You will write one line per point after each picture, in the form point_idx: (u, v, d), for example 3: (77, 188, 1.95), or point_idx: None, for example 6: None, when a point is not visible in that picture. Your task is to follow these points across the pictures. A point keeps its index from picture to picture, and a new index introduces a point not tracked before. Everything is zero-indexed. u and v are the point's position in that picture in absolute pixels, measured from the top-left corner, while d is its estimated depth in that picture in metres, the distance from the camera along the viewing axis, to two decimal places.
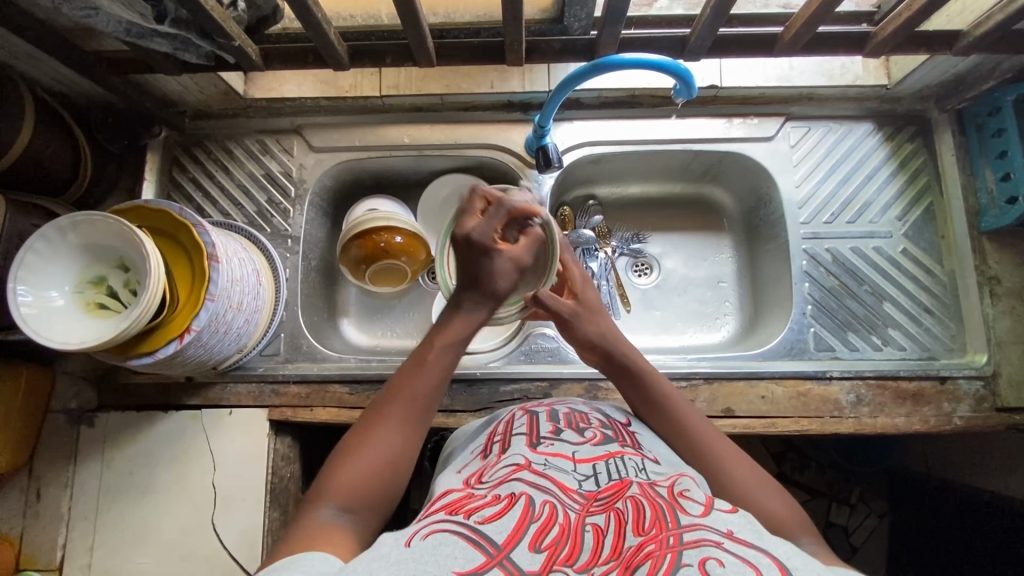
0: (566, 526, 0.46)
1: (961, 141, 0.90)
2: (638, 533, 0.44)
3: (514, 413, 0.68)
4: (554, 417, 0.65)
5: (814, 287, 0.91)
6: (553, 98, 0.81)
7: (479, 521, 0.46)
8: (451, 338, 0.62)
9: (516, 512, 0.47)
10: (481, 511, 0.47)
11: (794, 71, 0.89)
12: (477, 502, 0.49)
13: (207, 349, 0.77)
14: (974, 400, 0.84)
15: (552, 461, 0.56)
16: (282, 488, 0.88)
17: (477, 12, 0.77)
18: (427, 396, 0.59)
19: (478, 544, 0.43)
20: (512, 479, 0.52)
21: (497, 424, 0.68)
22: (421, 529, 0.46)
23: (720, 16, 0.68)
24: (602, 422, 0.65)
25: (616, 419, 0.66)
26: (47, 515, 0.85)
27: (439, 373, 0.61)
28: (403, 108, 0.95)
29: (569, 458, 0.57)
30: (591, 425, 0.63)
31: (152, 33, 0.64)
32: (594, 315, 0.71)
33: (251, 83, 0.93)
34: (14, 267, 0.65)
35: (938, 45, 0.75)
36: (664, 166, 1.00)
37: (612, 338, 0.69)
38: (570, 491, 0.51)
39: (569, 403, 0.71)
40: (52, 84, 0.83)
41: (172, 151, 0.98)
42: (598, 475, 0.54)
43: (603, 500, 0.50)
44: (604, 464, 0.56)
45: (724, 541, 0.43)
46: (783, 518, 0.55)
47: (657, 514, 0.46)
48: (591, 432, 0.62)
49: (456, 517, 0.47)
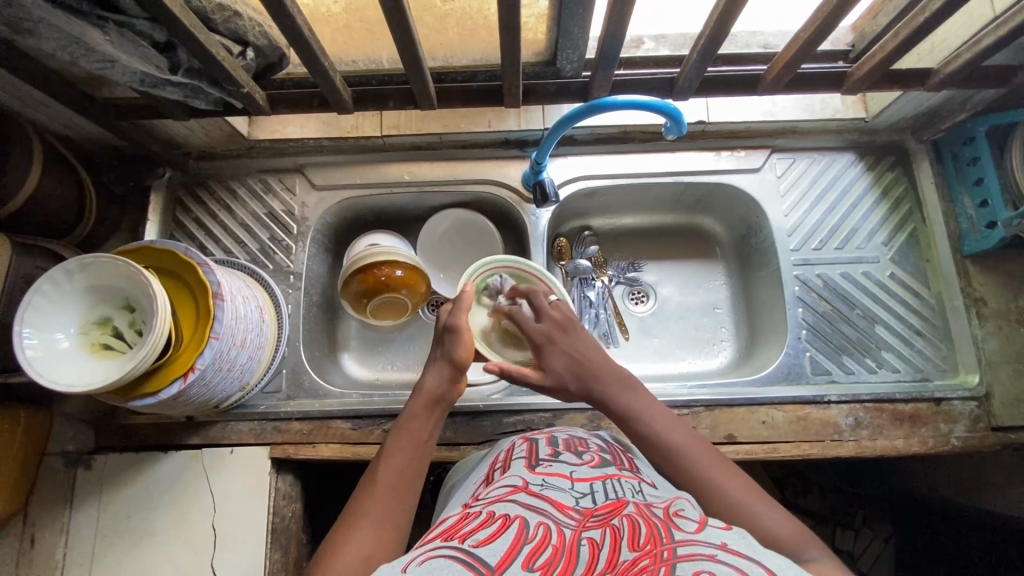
0: (560, 546, 0.46)
1: (938, 169, 0.95)
2: (632, 547, 0.44)
3: (515, 441, 0.70)
4: (553, 442, 0.67)
5: (807, 312, 0.93)
6: (549, 136, 0.84)
7: (474, 544, 0.46)
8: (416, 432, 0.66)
9: (509, 536, 0.47)
10: (475, 535, 0.48)
11: (777, 107, 0.94)
12: (472, 525, 0.50)
13: (210, 388, 0.78)
14: (969, 420, 0.85)
15: (549, 481, 0.57)
16: (283, 528, 0.86)
17: (474, 56, 0.81)
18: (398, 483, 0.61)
19: (472, 566, 0.43)
20: (509, 500, 0.53)
21: (498, 454, 0.69)
22: (418, 556, 0.46)
23: (706, 60, 0.72)
24: (601, 446, 0.67)
25: (615, 444, 0.68)
26: (41, 562, 0.83)
27: (407, 466, 0.62)
28: (403, 147, 0.98)
29: (567, 477, 0.58)
30: (589, 449, 0.65)
31: (165, 83, 0.67)
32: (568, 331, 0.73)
33: (255, 126, 0.96)
34: (22, 311, 0.65)
35: (912, 81, 0.79)
36: (656, 198, 1.03)
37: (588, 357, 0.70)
38: (567, 508, 0.51)
39: (569, 429, 0.72)
40: (59, 129, 0.85)
41: (175, 191, 0.99)
42: (595, 493, 0.54)
43: (599, 516, 0.50)
44: (601, 483, 0.56)
45: (717, 553, 0.43)
46: (783, 522, 0.54)
47: (652, 531, 0.46)
48: (589, 454, 0.63)
49: (451, 543, 0.47)
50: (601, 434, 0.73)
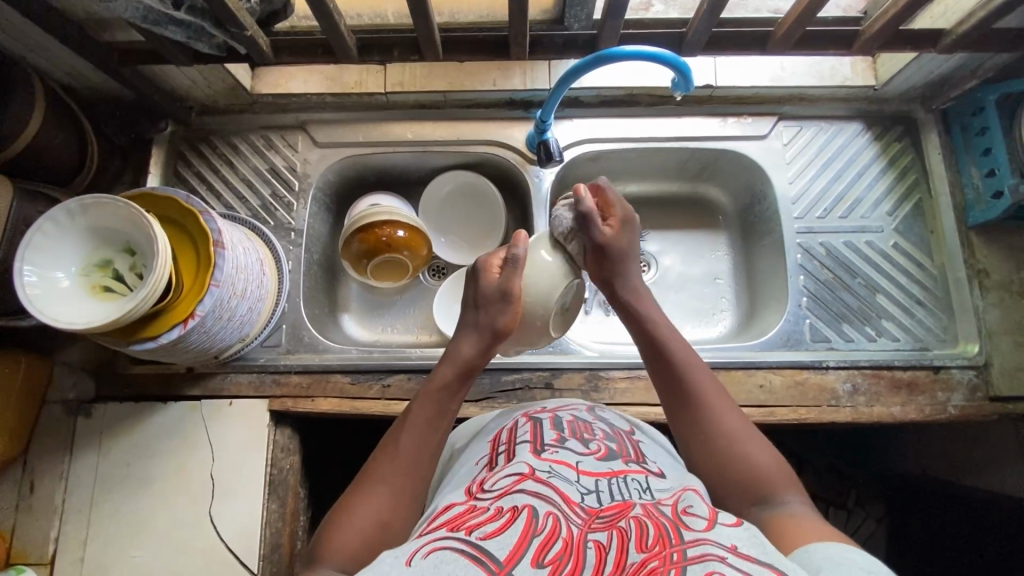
0: (569, 541, 0.46)
1: (945, 139, 0.94)
2: (641, 549, 0.44)
3: (517, 420, 0.67)
4: (557, 425, 0.64)
5: (808, 279, 0.92)
6: (553, 94, 0.82)
7: (481, 536, 0.46)
8: (440, 386, 0.65)
9: (519, 526, 0.47)
10: (482, 526, 0.47)
11: (786, 72, 0.93)
12: (477, 517, 0.49)
13: (210, 336, 0.78)
14: (967, 389, 0.85)
15: (555, 470, 0.55)
16: (281, 480, 0.87)
17: (481, 12, 0.81)
18: (418, 448, 0.61)
19: (480, 561, 0.44)
20: (516, 491, 0.51)
21: (499, 432, 0.67)
22: (422, 547, 0.46)
23: (716, 12, 0.71)
24: (606, 433, 0.64)
25: (620, 430, 0.66)
26: (41, 507, 0.84)
27: (425, 428, 0.63)
28: (407, 105, 0.98)
29: (572, 468, 0.56)
30: (595, 437, 0.63)
31: (168, 20, 0.65)
32: (628, 228, 0.73)
33: (258, 79, 0.95)
34: (22, 249, 0.65)
35: (924, 43, 0.78)
36: (661, 165, 1.02)
37: (631, 260, 0.73)
38: (573, 504, 0.51)
39: (573, 409, 0.69)
40: (62, 77, 0.85)
41: (177, 146, 0.99)
42: (601, 491, 0.53)
43: (606, 517, 0.49)
44: (607, 481, 0.55)
45: (727, 555, 0.44)
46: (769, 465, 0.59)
47: (660, 531, 0.46)
48: (596, 444, 0.61)
49: (457, 534, 0.47)
50: (603, 414, 0.72)
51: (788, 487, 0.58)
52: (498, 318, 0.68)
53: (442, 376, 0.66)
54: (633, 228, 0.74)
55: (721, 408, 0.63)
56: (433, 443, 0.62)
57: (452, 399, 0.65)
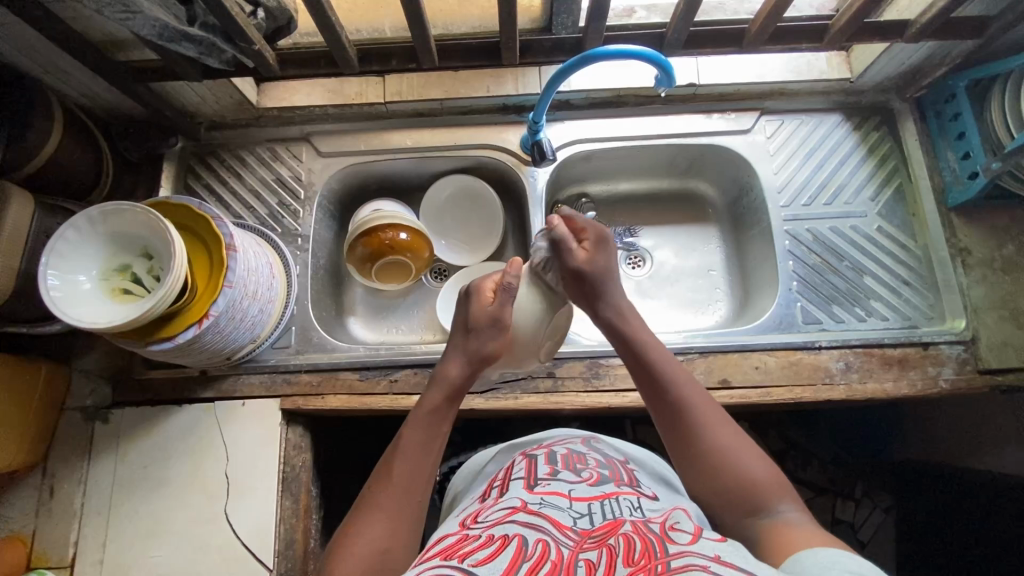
0: (558, 562, 0.48)
1: (921, 127, 0.98)
2: (627, 563, 0.47)
3: (514, 459, 0.71)
4: (551, 459, 0.68)
5: (798, 264, 0.96)
6: (541, 97, 0.86)
7: (473, 563, 0.47)
8: (431, 408, 0.67)
9: (509, 553, 0.49)
10: (474, 554, 0.49)
11: (767, 69, 0.98)
12: (472, 545, 0.51)
13: (223, 336, 0.81)
14: (957, 363, 0.88)
15: (547, 500, 0.58)
16: (294, 477, 0.89)
17: (473, 24, 0.87)
18: (411, 474, 0.62)
19: None
20: (508, 521, 0.54)
21: (498, 472, 0.70)
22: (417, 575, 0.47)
23: (692, 11, 0.75)
24: (599, 462, 0.68)
25: (614, 459, 0.70)
26: (60, 512, 0.86)
27: (417, 454, 0.64)
28: (405, 113, 1.02)
29: (565, 495, 0.59)
30: (588, 466, 0.66)
31: (182, 37, 0.69)
32: (603, 247, 0.72)
33: (264, 95, 1.00)
34: (47, 254, 0.69)
35: (890, 33, 0.82)
36: (651, 162, 1.06)
37: (610, 276, 0.72)
38: (564, 528, 0.53)
39: (568, 442, 0.73)
40: (79, 99, 0.89)
41: (186, 160, 1.03)
42: (593, 514, 0.56)
43: (596, 537, 0.52)
44: (599, 504, 0.58)
45: (710, 564, 0.46)
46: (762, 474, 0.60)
47: (647, 546, 0.49)
48: (588, 472, 0.64)
49: (450, 562, 0.48)
50: (599, 445, 0.74)
51: (782, 496, 0.58)
52: (487, 344, 0.69)
53: (429, 403, 0.67)
54: (609, 245, 0.73)
55: (710, 422, 0.63)
56: (427, 468, 0.63)
57: (443, 422, 0.67)
